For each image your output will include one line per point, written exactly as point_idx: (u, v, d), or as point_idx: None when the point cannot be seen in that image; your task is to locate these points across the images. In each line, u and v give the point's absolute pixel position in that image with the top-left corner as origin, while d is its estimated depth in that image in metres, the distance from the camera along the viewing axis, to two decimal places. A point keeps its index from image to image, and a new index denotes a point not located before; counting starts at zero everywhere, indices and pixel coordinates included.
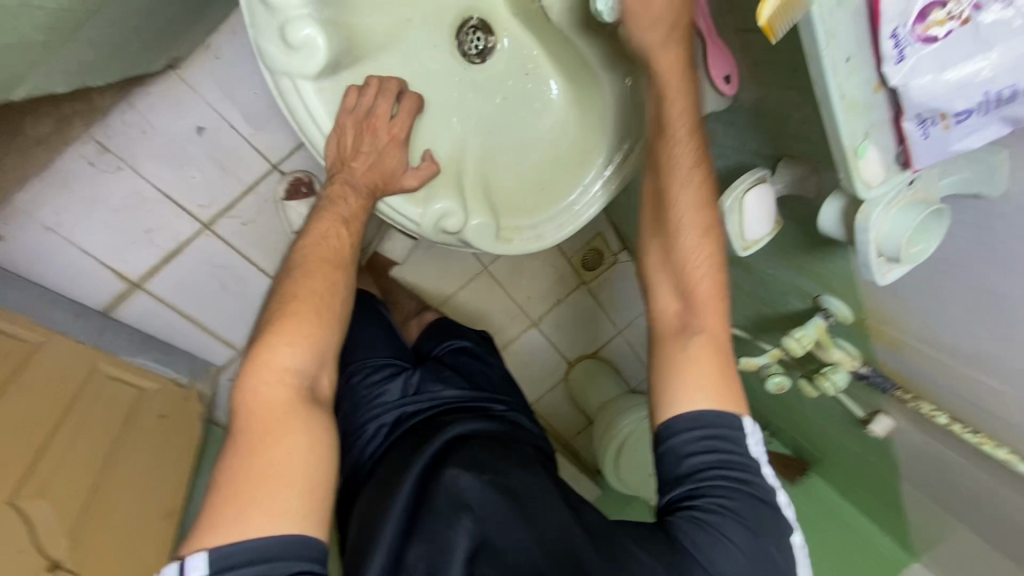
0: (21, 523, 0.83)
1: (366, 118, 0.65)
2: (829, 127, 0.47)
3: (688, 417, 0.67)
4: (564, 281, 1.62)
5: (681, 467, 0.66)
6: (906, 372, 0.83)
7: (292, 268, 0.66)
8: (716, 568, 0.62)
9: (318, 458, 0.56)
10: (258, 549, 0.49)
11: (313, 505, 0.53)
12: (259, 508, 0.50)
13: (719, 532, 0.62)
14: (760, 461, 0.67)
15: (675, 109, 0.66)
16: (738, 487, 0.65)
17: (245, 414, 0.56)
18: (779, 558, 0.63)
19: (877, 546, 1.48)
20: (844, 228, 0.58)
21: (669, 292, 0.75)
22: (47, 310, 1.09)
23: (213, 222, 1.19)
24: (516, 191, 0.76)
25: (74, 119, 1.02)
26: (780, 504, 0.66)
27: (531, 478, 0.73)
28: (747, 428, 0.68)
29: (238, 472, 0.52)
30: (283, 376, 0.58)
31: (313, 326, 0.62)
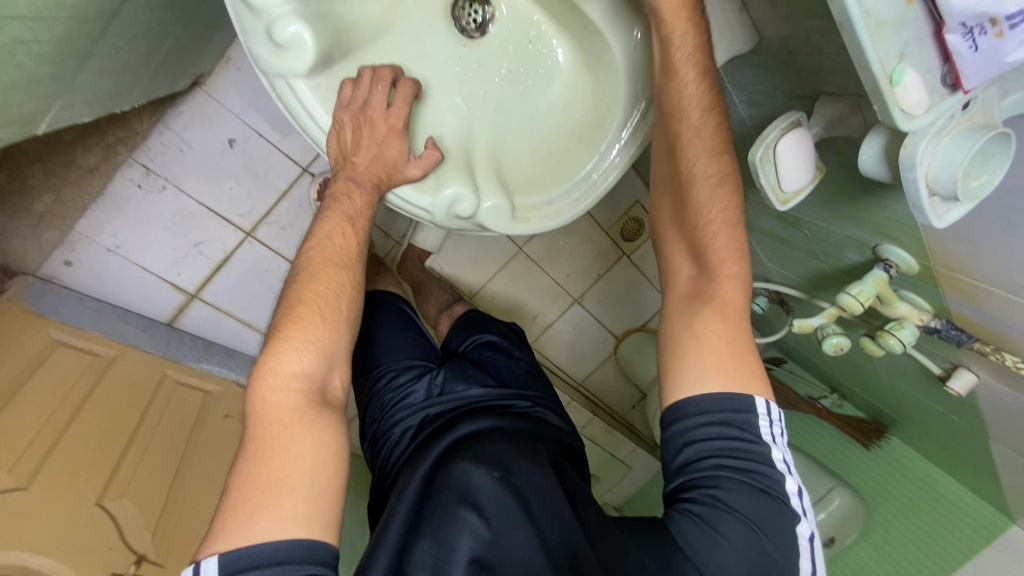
0: (112, 523, 0.91)
1: (362, 111, 0.64)
2: (855, 54, 0.41)
3: (694, 401, 0.65)
4: (604, 254, 1.57)
5: (683, 455, 0.66)
6: (986, 322, 0.74)
7: (298, 273, 0.66)
8: (711, 562, 0.61)
9: (325, 462, 0.56)
10: (266, 553, 0.49)
11: (322, 509, 0.53)
12: (266, 513, 0.51)
13: (712, 526, 0.61)
14: (771, 447, 0.64)
15: (685, 58, 0.64)
16: (740, 478, 0.63)
17: (255, 418, 0.57)
18: (780, 555, 0.61)
19: (967, 512, 1.33)
20: (887, 165, 0.52)
21: (684, 252, 0.75)
22: (117, 325, 1.18)
23: (255, 229, 1.24)
24: (528, 167, 0.73)
25: (119, 147, 1.08)
26: (790, 493, 0.64)
27: (541, 479, 0.70)
28: (757, 410, 0.65)
29: (248, 476, 0.53)
30: (290, 381, 0.59)
31: (319, 331, 0.63)
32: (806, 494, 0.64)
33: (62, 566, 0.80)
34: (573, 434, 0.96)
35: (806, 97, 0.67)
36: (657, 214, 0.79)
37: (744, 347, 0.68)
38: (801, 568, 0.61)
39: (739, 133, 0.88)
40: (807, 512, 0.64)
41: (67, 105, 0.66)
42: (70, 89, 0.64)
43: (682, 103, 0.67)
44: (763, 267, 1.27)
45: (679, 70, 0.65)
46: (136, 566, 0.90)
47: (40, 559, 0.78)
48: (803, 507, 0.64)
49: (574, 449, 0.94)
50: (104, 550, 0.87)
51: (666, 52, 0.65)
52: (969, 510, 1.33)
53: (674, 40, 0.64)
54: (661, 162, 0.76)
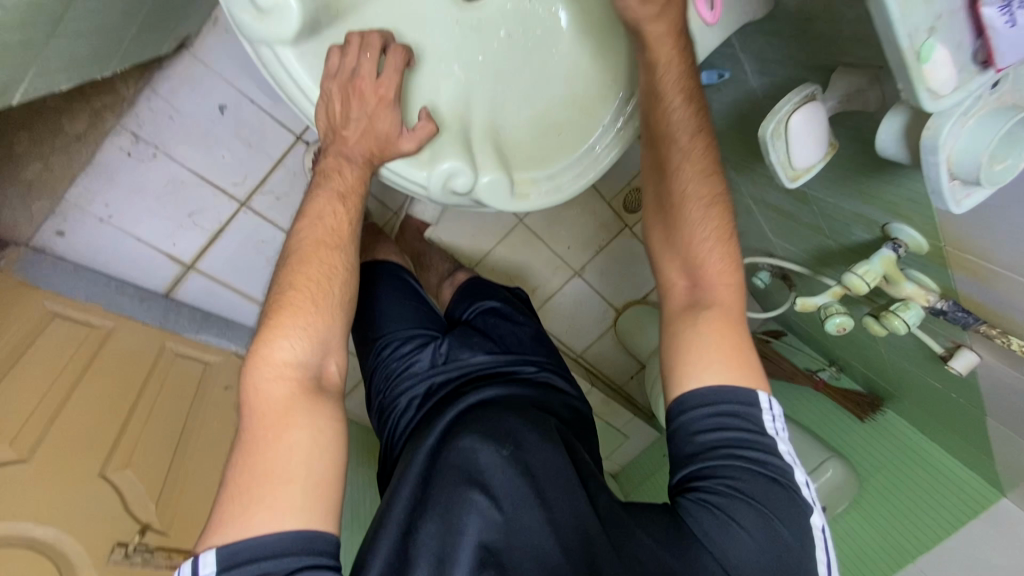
0: (115, 493, 0.93)
1: (351, 80, 0.61)
2: (881, 25, 0.38)
3: (695, 394, 0.65)
4: (605, 226, 1.54)
5: (690, 446, 0.65)
6: (993, 304, 0.72)
7: (289, 256, 0.65)
8: (729, 555, 0.60)
9: (321, 452, 0.55)
10: (266, 547, 0.49)
11: (320, 499, 0.53)
12: (264, 505, 0.51)
13: (729, 516, 0.60)
14: (776, 438, 0.65)
15: (671, 83, 0.66)
16: (751, 468, 0.63)
17: (249, 408, 0.57)
18: (796, 543, 0.60)
19: (957, 482, 1.36)
20: (906, 146, 0.49)
21: (678, 269, 0.74)
22: (114, 296, 1.16)
23: (249, 199, 1.21)
24: (529, 140, 0.70)
25: (105, 113, 1.03)
26: (799, 484, 0.64)
27: (549, 453, 0.71)
28: (760, 403, 0.65)
29: (244, 468, 0.53)
30: (283, 370, 0.58)
31: (312, 316, 0.61)
32: (815, 485, 0.65)
33: (67, 538, 0.82)
34: (581, 400, 0.96)
35: (822, 68, 0.64)
36: (648, 235, 0.78)
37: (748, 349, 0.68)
38: (818, 560, 0.61)
39: (750, 104, 0.84)
40: (819, 504, 0.64)
41: (41, 74, 0.63)
42: (42, 55, 0.60)
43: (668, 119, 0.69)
44: (768, 242, 1.25)
45: (664, 91, 0.67)
46: (141, 535, 0.92)
47: (45, 529, 0.80)
48: (813, 497, 0.64)
49: (582, 415, 0.94)
50: (108, 520, 0.89)
51: (652, 79, 0.67)
52: (958, 481, 1.36)
53: (659, 67, 0.65)
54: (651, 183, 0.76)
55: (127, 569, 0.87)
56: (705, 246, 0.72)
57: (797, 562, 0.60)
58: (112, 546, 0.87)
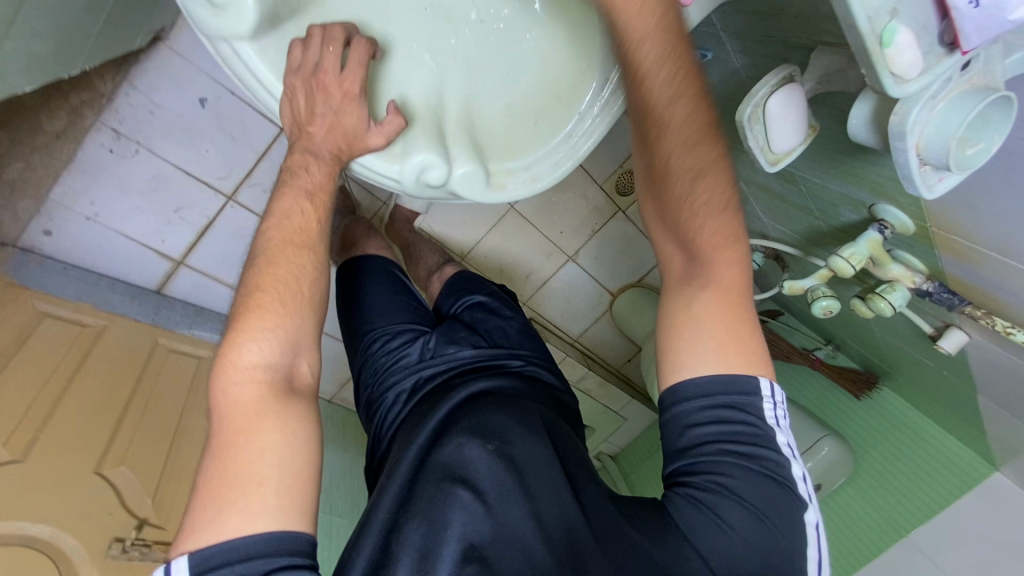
0: (111, 490, 0.93)
1: (314, 75, 0.60)
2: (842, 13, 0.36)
3: (694, 384, 0.64)
4: (597, 210, 1.53)
5: (685, 438, 0.65)
6: (981, 285, 0.71)
7: (254, 255, 0.64)
8: (715, 548, 0.60)
9: (293, 453, 0.56)
10: (238, 549, 0.49)
11: (292, 500, 0.53)
12: (233, 509, 0.51)
13: (717, 511, 0.61)
14: (775, 431, 0.64)
15: (651, 45, 0.61)
16: (745, 462, 0.62)
17: (218, 411, 0.57)
18: (783, 536, 0.60)
19: (951, 459, 1.37)
20: (878, 132, 0.48)
21: (674, 243, 0.72)
22: (105, 294, 1.16)
23: (235, 193, 1.21)
24: (504, 129, 0.69)
25: (84, 111, 1.01)
26: (794, 479, 0.64)
27: (536, 448, 0.72)
28: (761, 393, 0.64)
29: (214, 471, 0.53)
30: (251, 372, 0.58)
31: (281, 316, 0.61)
32: (810, 480, 0.65)
33: (65, 534, 0.84)
34: (566, 390, 0.97)
35: (800, 47, 0.62)
36: (643, 205, 0.75)
37: (746, 329, 0.66)
38: (807, 555, 0.61)
39: (734, 84, 0.82)
40: (812, 498, 0.64)
41: (6, 77, 0.62)
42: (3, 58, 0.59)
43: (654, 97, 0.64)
44: (760, 222, 1.24)
45: (640, 69, 0.62)
46: (138, 531, 0.93)
47: (41, 526, 0.82)
48: (810, 493, 0.64)
49: (568, 407, 0.95)
50: (105, 516, 0.90)
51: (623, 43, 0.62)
52: (953, 457, 1.36)
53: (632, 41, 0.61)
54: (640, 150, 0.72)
55: (125, 563, 0.88)
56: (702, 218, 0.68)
57: (785, 558, 0.60)
58: (111, 541, 0.88)
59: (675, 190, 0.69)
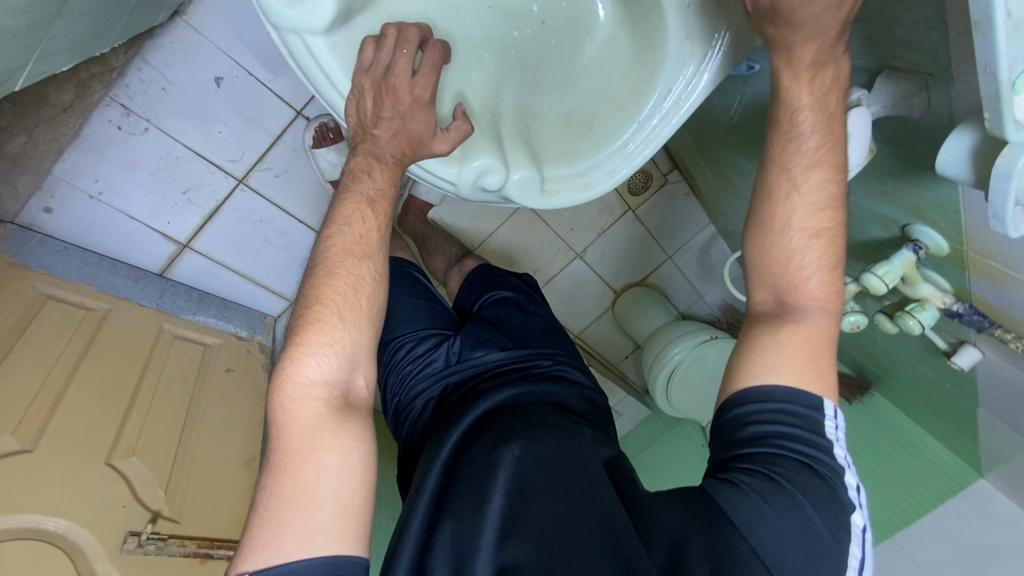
0: (123, 482, 0.90)
1: (385, 77, 0.60)
2: (984, 56, 0.34)
3: (757, 390, 0.62)
4: (610, 208, 1.53)
5: (742, 432, 0.62)
6: (1008, 309, 0.73)
7: (316, 266, 0.64)
8: (759, 541, 0.57)
9: (350, 475, 0.57)
10: (296, 574, 0.50)
11: (349, 522, 0.55)
12: (291, 531, 0.52)
13: (764, 502, 0.57)
14: (835, 443, 0.61)
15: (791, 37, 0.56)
16: (801, 464, 0.59)
17: (278, 427, 0.58)
18: (830, 539, 0.57)
19: (941, 465, 1.41)
20: (973, 168, 0.48)
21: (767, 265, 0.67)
22: (108, 276, 1.12)
23: (247, 175, 1.16)
24: (561, 137, 0.70)
25: (93, 84, 0.99)
26: (848, 488, 0.60)
27: (566, 450, 0.72)
28: (825, 408, 0.61)
29: (275, 491, 0.55)
30: (309, 390, 0.59)
31: (338, 332, 0.61)
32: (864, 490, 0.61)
33: (79, 527, 0.81)
34: (597, 391, 0.97)
35: (864, 69, 0.62)
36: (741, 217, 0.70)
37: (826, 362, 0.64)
38: (852, 556, 0.57)
39: None
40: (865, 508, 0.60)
41: (44, 55, 0.59)
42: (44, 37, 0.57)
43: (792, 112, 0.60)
44: None
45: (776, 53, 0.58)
46: (152, 524, 0.89)
47: (54, 520, 0.79)
48: (861, 501, 0.60)
49: (599, 406, 0.94)
50: (119, 509, 0.87)
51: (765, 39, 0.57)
52: (942, 463, 1.41)
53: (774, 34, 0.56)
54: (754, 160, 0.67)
55: (142, 558, 0.85)
56: (802, 239, 0.64)
57: (830, 560, 0.56)
58: (125, 535, 0.85)
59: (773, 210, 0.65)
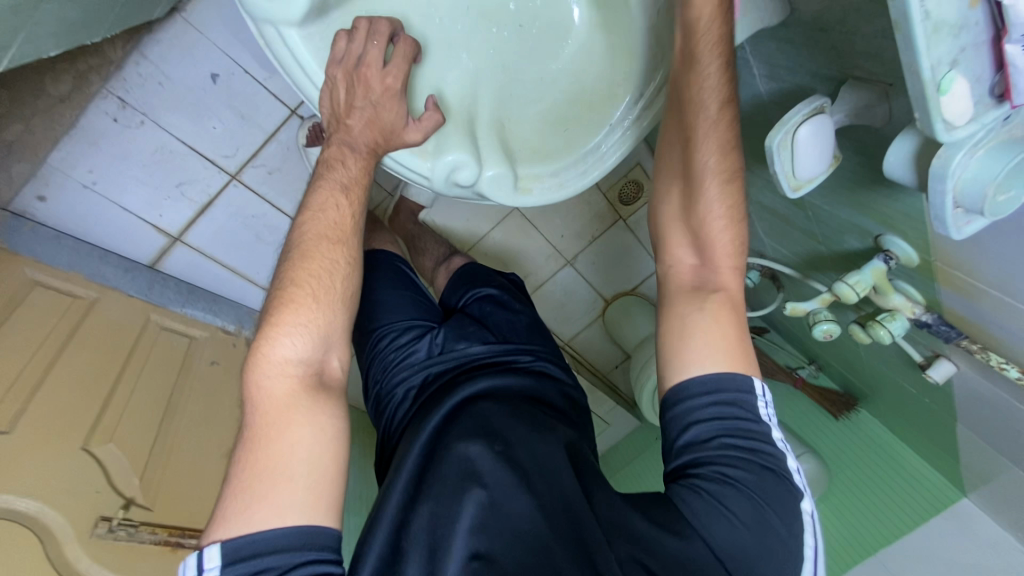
0: (98, 466, 0.90)
1: (356, 67, 0.65)
2: (909, 56, 0.37)
3: (694, 381, 0.67)
4: (599, 217, 1.55)
5: (686, 433, 0.67)
6: (976, 319, 0.75)
7: (291, 251, 0.67)
8: (719, 538, 0.61)
9: (324, 448, 0.58)
10: (268, 542, 0.51)
11: (322, 494, 0.56)
12: (263, 502, 0.53)
13: (718, 500, 0.62)
14: (770, 427, 0.67)
15: (706, 53, 0.63)
16: (746, 455, 0.65)
17: (251, 404, 0.59)
18: (780, 525, 0.62)
19: (923, 482, 1.41)
20: (917, 171, 0.49)
21: (685, 247, 0.75)
22: (98, 266, 1.13)
23: (240, 171, 1.18)
24: (535, 136, 0.74)
25: (90, 76, 1.01)
26: (790, 471, 0.66)
27: (544, 447, 0.73)
28: (754, 391, 0.67)
29: (247, 464, 0.56)
30: (284, 367, 0.61)
31: (312, 313, 0.64)
32: (805, 472, 0.67)
33: (51, 510, 0.80)
34: (576, 387, 0.97)
35: (829, 79, 0.64)
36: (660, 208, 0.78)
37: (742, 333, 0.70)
38: (806, 543, 0.62)
39: (754, 107, 0.84)
40: (809, 490, 0.66)
41: (34, 40, 0.62)
42: (34, 22, 0.59)
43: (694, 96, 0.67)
44: (759, 241, 1.27)
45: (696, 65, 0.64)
46: (125, 510, 0.90)
47: (27, 501, 0.78)
48: (804, 484, 0.66)
49: (577, 402, 0.95)
50: (93, 493, 0.87)
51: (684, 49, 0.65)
52: (924, 481, 1.41)
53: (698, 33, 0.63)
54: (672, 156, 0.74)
55: (111, 543, 0.85)
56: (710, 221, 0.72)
57: (787, 553, 0.61)
58: (96, 520, 0.85)
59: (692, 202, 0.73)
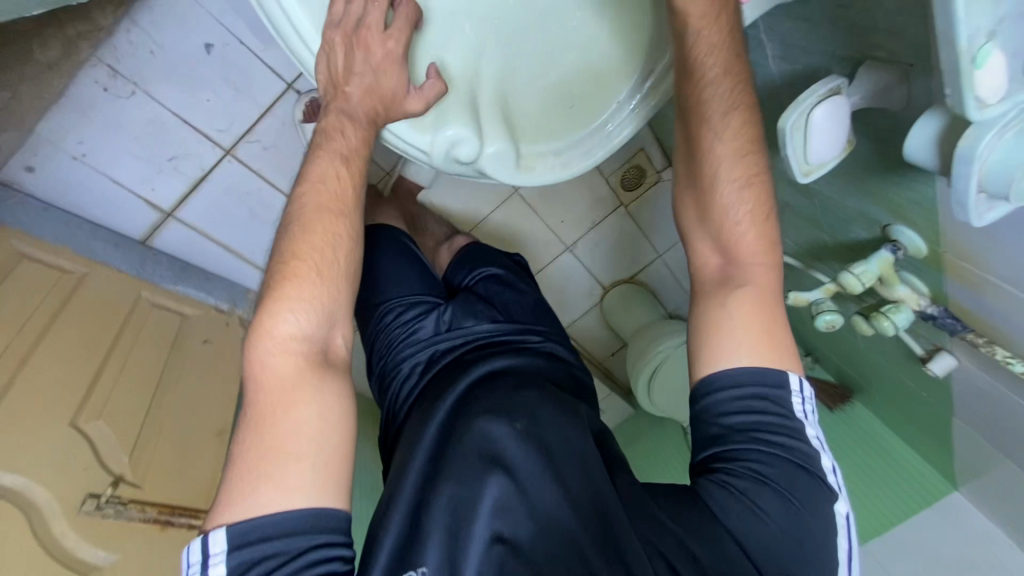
0: (87, 443, 0.89)
1: (355, 30, 0.64)
2: (944, 26, 0.35)
3: (723, 376, 0.65)
4: (601, 202, 1.52)
5: (714, 428, 0.66)
6: (983, 313, 0.74)
7: (291, 223, 0.65)
8: (750, 534, 0.61)
9: (332, 428, 0.57)
10: (278, 525, 0.50)
11: (331, 476, 0.54)
12: (272, 484, 0.52)
13: (751, 498, 0.61)
14: (805, 424, 0.65)
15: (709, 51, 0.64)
16: (778, 453, 0.63)
17: (256, 381, 0.57)
18: (810, 522, 0.61)
19: (916, 476, 1.41)
20: (938, 154, 0.48)
21: (711, 246, 0.72)
22: (86, 240, 1.11)
23: (235, 146, 1.15)
24: (539, 113, 0.72)
25: (79, 42, 0.94)
26: (825, 471, 0.64)
27: (567, 430, 0.70)
28: (789, 385, 0.65)
29: (252, 444, 0.54)
30: (288, 344, 0.59)
31: (316, 286, 0.62)
32: (840, 472, 0.65)
33: (35, 484, 0.80)
34: (581, 367, 0.96)
35: (847, 60, 0.62)
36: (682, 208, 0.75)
37: (777, 326, 0.67)
38: (839, 546, 0.62)
39: (766, 91, 0.82)
40: (843, 490, 0.65)
41: None
42: None
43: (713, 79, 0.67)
44: None
45: (697, 59, 0.65)
46: (114, 488, 0.88)
47: (13, 477, 0.77)
48: (838, 483, 0.64)
49: (583, 383, 0.94)
50: (81, 470, 0.86)
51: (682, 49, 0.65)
52: (918, 474, 1.41)
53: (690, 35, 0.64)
54: (685, 155, 0.73)
55: (98, 521, 0.84)
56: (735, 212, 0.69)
57: (818, 547, 0.61)
58: (84, 497, 0.84)
59: (715, 197, 0.70)
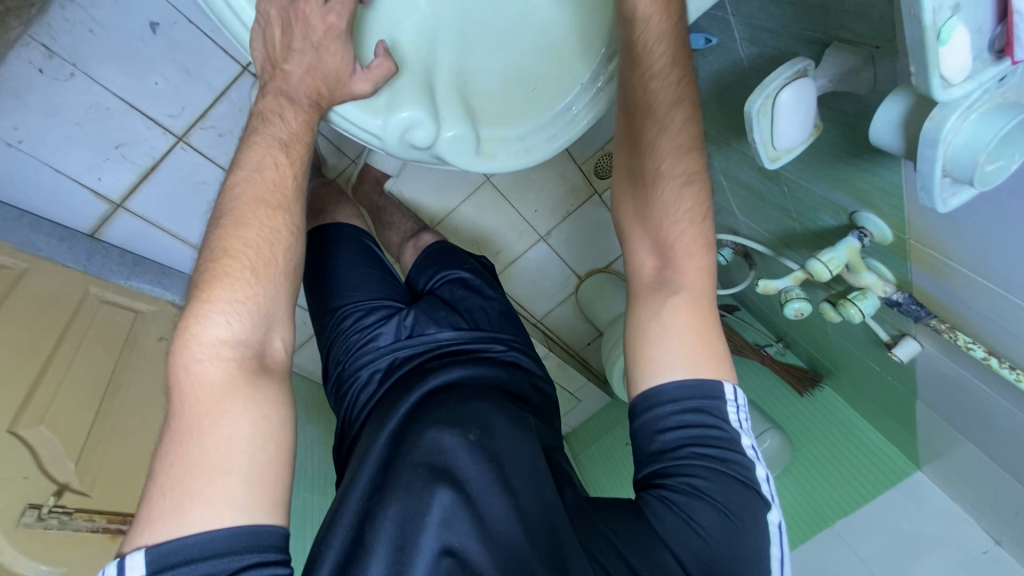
0: (28, 451, 0.83)
1: (291, 6, 0.61)
2: None
3: (666, 389, 0.65)
4: (576, 191, 1.49)
5: (656, 443, 0.65)
6: (946, 300, 0.74)
7: (223, 217, 0.62)
8: (688, 548, 0.59)
9: (266, 438, 0.54)
10: (203, 546, 0.47)
11: (266, 489, 0.52)
12: (199, 500, 0.49)
13: (688, 514, 0.60)
14: (739, 434, 0.65)
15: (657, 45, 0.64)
16: (714, 464, 0.62)
17: (181, 389, 0.54)
18: (745, 534, 0.60)
19: (881, 459, 1.45)
20: (904, 137, 0.47)
21: (648, 248, 0.73)
22: (27, 234, 1.02)
23: (188, 133, 1.07)
24: (497, 95, 0.71)
25: (8, 20, 0.87)
26: (759, 481, 0.64)
27: (519, 444, 0.70)
28: (724, 395, 0.65)
29: (175, 457, 0.51)
30: (218, 349, 0.56)
31: (250, 288, 0.59)
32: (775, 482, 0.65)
33: None
34: (547, 379, 0.94)
35: (814, 42, 0.60)
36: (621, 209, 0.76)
37: (711, 335, 0.68)
38: (773, 555, 0.61)
39: (733, 74, 0.80)
40: (778, 500, 0.64)
41: None
42: None
43: (650, 95, 0.68)
44: (734, 219, 1.24)
45: (647, 57, 0.65)
46: (57, 497, 0.83)
47: None
48: (774, 494, 0.64)
49: (547, 395, 0.93)
50: (20, 480, 0.80)
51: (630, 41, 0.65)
52: (883, 457, 1.44)
53: (640, 28, 0.64)
54: (626, 153, 0.74)
55: (40, 533, 0.79)
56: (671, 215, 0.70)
57: (755, 559, 0.60)
58: (23, 508, 0.79)
59: (654, 202, 0.72)
